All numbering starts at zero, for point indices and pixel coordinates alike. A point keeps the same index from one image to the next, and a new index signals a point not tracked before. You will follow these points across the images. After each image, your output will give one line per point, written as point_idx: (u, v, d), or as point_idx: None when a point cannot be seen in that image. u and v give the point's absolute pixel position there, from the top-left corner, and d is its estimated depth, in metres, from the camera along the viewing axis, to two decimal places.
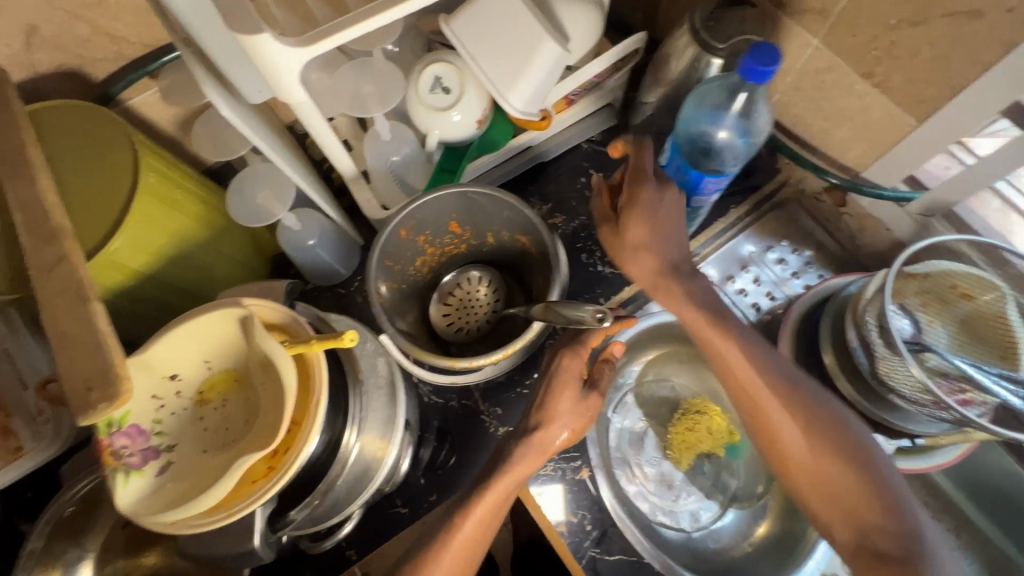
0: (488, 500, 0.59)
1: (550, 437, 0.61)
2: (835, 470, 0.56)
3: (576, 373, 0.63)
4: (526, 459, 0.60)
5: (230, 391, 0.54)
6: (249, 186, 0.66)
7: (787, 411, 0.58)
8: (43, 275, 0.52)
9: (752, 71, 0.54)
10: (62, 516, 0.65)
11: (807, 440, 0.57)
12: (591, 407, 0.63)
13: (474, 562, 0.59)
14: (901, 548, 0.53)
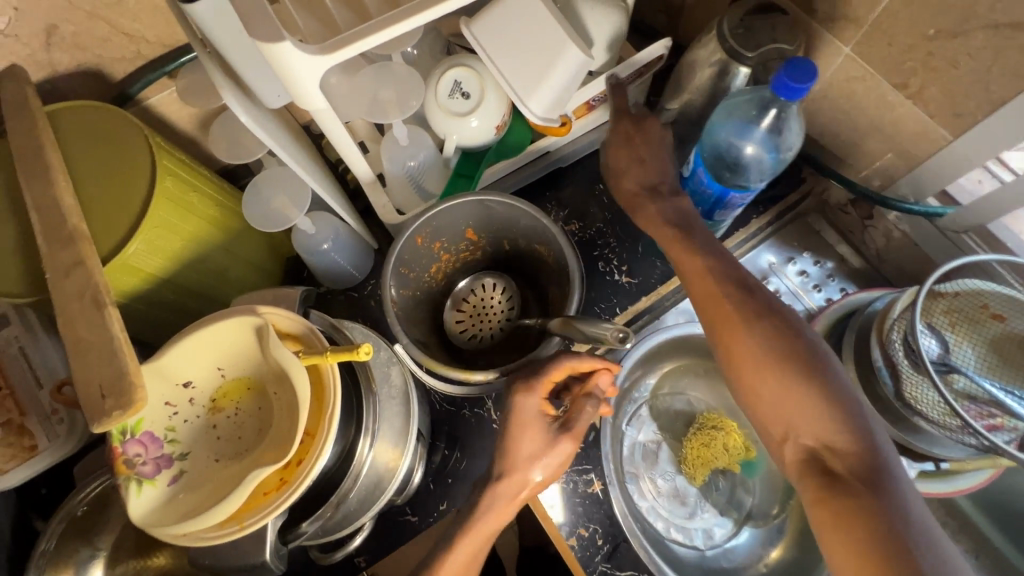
0: (472, 540, 0.55)
1: (517, 485, 0.57)
2: (796, 393, 0.50)
3: (535, 414, 0.57)
4: (493, 510, 0.56)
5: (243, 399, 0.53)
6: (265, 189, 0.65)
7: (750, 326, 0.53)
8: (60, 278, 0.51)
9: (786, 87, 0.53)
10: (75, 515, 0.66)
11: (766, 348, 0.52)
12: (561, 452, 0.57)
13: None
14: (857, 467, 0.46)
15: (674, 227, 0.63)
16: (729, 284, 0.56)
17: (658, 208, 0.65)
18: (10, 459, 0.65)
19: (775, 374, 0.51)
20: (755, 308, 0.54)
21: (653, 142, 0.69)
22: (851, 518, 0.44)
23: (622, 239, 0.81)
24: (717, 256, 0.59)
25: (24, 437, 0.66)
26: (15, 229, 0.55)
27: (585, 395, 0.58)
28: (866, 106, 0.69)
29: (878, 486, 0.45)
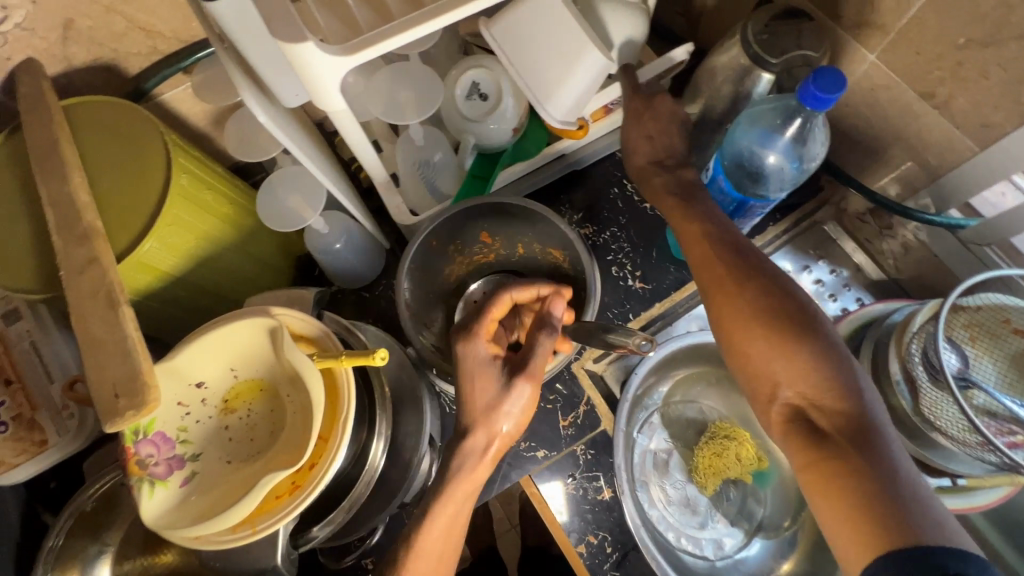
0: (448, 504, 0.52)
1: (480, 441, 0.53)
2: (787, 350, 0.47)
3: (483, 359, 0.55)
4: (462, 472, 0.53)
5: (255, 400, 0.53)
6: (280, 188, 0.65)
7: (746, 282, 0.51)
8: (74, 276, 0.51)
9: (813, 96, 0.52)
10: (84, 510, 0.66)
11: (757, 307, 0.50)
12: (522, 396, 0.54)
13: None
14: (847, 426, 0.44)
15: (677, 195, 0.62)
16: (725, 246, 0.55)
17: (663, 177, 0.64)
18: (19, 454, 0.65)
19: (763, 331, 0.48)
20: (747, 267, 0.52)
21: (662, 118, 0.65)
22: (843, 482, 0.42)
23: (636, 244, 0.80)
24: (714, 221, 0.57)
25: (33, 432, 0.66)
26: (29, 225, 0.55)
27: (538, 326, 0.56)
28: (889, 114, 0.68)
29: (869, 446, 0.42)
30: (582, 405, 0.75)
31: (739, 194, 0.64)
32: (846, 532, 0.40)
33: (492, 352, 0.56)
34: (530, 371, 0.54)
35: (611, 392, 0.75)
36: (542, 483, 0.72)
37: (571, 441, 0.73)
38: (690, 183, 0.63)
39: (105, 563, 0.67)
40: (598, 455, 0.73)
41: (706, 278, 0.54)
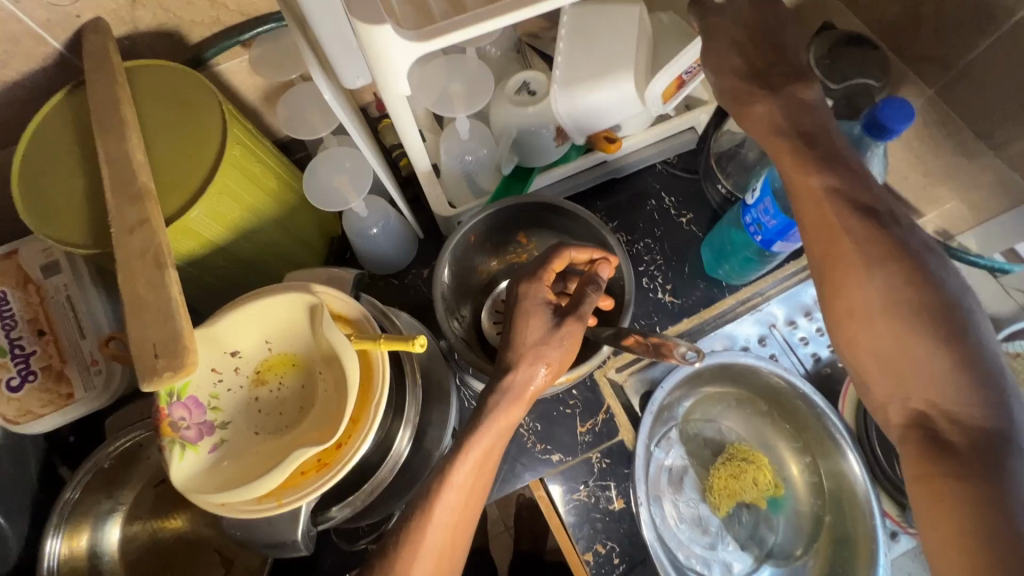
0: (477, 465, 0.52)
1: (526, 380, 0.54)
2: (919, 349, 0.44)
3: (541, 301, 0.57)
4: (500, 409, 0.53)
5: (286, 374, 0.53)
6: (325, 168, 0.65)
7: (877, 268, 0.46)
8: (124, 235, 0.51)
9: (879, 127, 0.50)
10: (102, 468, 0.65)
11: (888, 296, 0.45)
12: (568, 336, 0.55)
13: (456, 560, 0.53)
14: (981, 442, 0.42)
15: (794, 134, 0.51)
16: (857, 219, 0.47)
17: (769, 105, 0.51)
18: (45, 405, 0.66)
19: (892, 325, 0.45)
20: (879, 250, 0.46)
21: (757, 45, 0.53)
22: (958, 500, 0.41)
23: (669, 257, 0.80)
24: (846, 173, 0.49)
25: (61, 384, 0.67)
26: (82, 180, 0.55)
27: (586, 281, 0.58)
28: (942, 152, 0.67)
29: (1000, 467, 0.41)
30: (601, 413, 0.74)
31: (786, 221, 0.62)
32: (957, 552, 0.40)
33: (549, 296, 0.57)
34: (578, 312, 0.56)
35: (630, 404, 0.76)
36: (555, 489, 0.72)
37: (587, 449, 0.73)
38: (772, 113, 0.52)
39: (115, 522, 0.67)
40: (611, 466, 0.72)
41: (823, 255, 0.49)
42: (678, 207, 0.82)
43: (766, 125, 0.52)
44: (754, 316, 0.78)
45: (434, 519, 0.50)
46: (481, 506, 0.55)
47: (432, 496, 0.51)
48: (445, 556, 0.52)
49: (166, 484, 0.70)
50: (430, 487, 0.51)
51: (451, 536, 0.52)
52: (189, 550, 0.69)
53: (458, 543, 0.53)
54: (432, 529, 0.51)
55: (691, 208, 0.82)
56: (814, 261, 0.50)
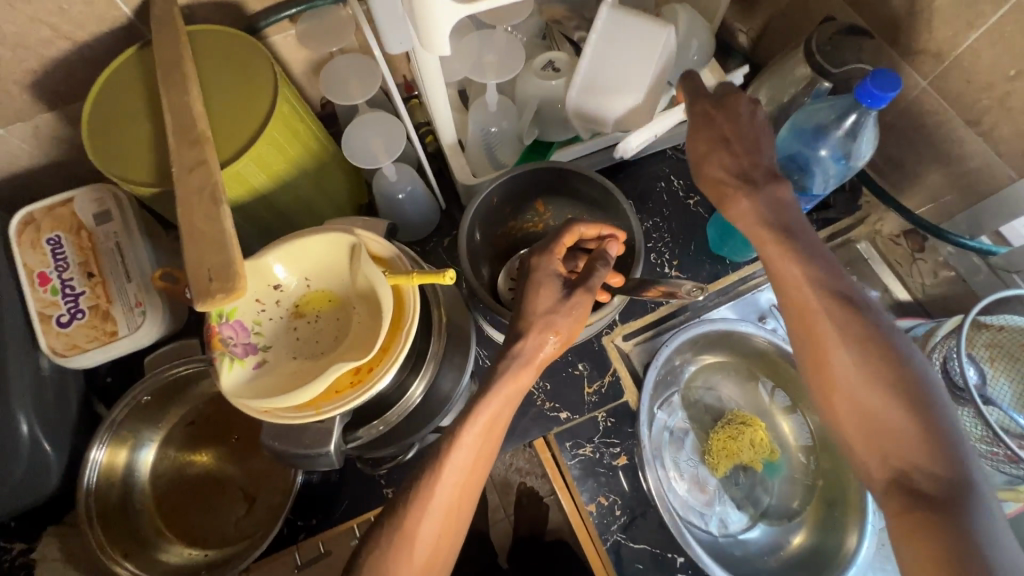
0: (491, 405, 0.57)
1: (537, 346, 0.58)
2: (887, 410, 0.51)
3: (553, 274, 0.61)
4: (510, 370, 0.57)
5: (323, 308, 0.58)
6: (362, 131, 0.70)
7: (844, 339, 0.54)
8: (183, 173, 0.57)
9: (869, 95, 0.55)
10: (139, 401, 0.70)
11: (857, 362, 0.53)
12: (578, 305, 0.59)
13: (463, 522, 0.58)
14: (948, 497, 0.47)
15: (777, 225, 0.57)
16: (826, 292, 0.55)
17: (752, 201, 0.58)
18: (91, 341, 0.71)
19: (869, 398, 0.52)
20: (848, 321, 0.54)
21: (742, 123, 0.60)
22: (925, 543, 0.46)
23: (676, 236, 0.85)
24: (817, 259, 0.56)
25: (107, 322, 0.72)
26: (146, 126, 0.61)
27: (597, 256, 0.62)
28: (933, 140, 0.73)
29: (965, 520, 0.46)
30: (608, 375, 0.78)
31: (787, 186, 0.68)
32: None
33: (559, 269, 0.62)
34: (587, 284, 0.60)
35: (636, 369, 0.80)
36: (560, 442, 0.76)
37: (593, 408, 0.77)
38: (749, 152, 0.59)
39: (151, 449, 0.73)
40: (615, 423, 0.76)
41: (799, 326, 0.56)
42: (686, 189, 0.87)
43: (753, 217, 0.58)
44: (757, 294, 0.83)
45: (440, 483, 0.55)
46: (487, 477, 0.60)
47: (444, 454, 0.56)
48: (454, 503, 0.57)
49: (197, 423, 0.75)
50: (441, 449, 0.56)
51: (457, 501, 0.57)
52: (213, 483, 0.73)
53: (461, 523, 0.58)
54: (441, 486, 0.55)
55: (698, 191, 0.87)
56: (795, 330, 0.57)
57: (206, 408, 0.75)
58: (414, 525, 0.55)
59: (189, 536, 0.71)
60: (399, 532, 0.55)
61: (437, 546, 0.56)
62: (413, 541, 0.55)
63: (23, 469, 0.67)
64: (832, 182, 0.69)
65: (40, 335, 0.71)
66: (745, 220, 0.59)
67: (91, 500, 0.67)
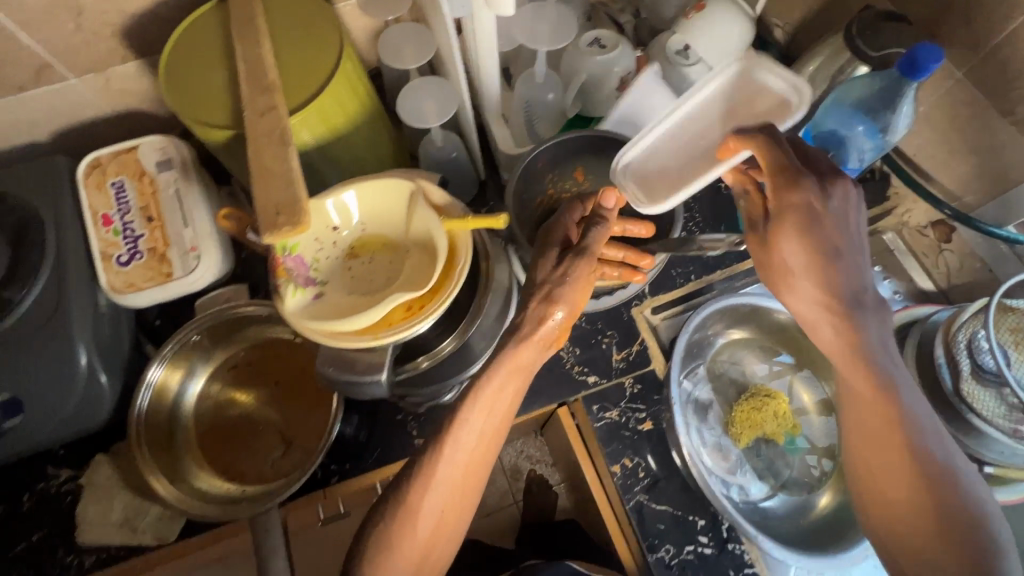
0: (509, 369, 0.60)
1: (545, 315, 0.60)
2: (933, 541, 0.52)
3: (556, 241, 0.63)
4: (521, 340, 0.60)
5: (378, 252, 0.61)
6: (415, 94, 0.74)
7: (905, 462, 0.54)
8: (255, 117, 0.61)
9: (914, 66, 0.59)
10: (189, 340, 0.74)
11: (908, 483, 0.54)
12: (576, 269, 0.61)
13: (469, 499, 0.62)
14: None
15: (856, 343, 0.56)
16: (901, 416, 0.54)
17: (836, 330, 0.57)
18: (148, 280, 0.76)
19: (917, 525, 0.53)
20: (912, 445, 0.54)
21: (836, 228, 0.56)
22: None
23: (708, 216, 0.87)
24: (900, 382, 0.55)
25: (163, 264, 0.77)
26: (219, 74, 0.65)
27: (594, 220, 0.63)
28: (965, 131, 0.75)
29: None
30: (636, 344, 0.81)
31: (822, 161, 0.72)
32: None
33: (568, 234, 0.64)
34: (583, 247, 0.61)
35: (662, 341, 0.82)
36: (587, 405, 0.78)
37: (621, 374, 0.79)
38: (843, 253, 0.56)
39: (197, 386, 0.77)
40: (642, 390, 0.79)
41: (862, 439, 0.58)
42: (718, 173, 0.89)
43: (843, 338, 0.57)
44: None
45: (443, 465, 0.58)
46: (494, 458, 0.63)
47: (446, 430, 0.59)
48: (458, 485, 0.60)
49: (241, 366, 0.78)
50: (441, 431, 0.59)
51: (460, 482, 0.60)
52: (250, 424, 0.77)
53: (465, 508, 0.62)
54: (446, 462, 0.59)
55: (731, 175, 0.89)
56: (855, 444, 0.59)
57: (250, 353, 0.79)
58: (417, 502, 0.59)
59: (226, 470, 0.75)
60: (403, 506, 0.58)
61: (439, 522, 0.59)
62: (416, 516, 0.58)
63: (81, 394, 0.71)
64: (867, 158, 0.71)
65: (102, 272, 0.75)
66: (826, 336, 0.58)
67: (141, 425, 0.71)
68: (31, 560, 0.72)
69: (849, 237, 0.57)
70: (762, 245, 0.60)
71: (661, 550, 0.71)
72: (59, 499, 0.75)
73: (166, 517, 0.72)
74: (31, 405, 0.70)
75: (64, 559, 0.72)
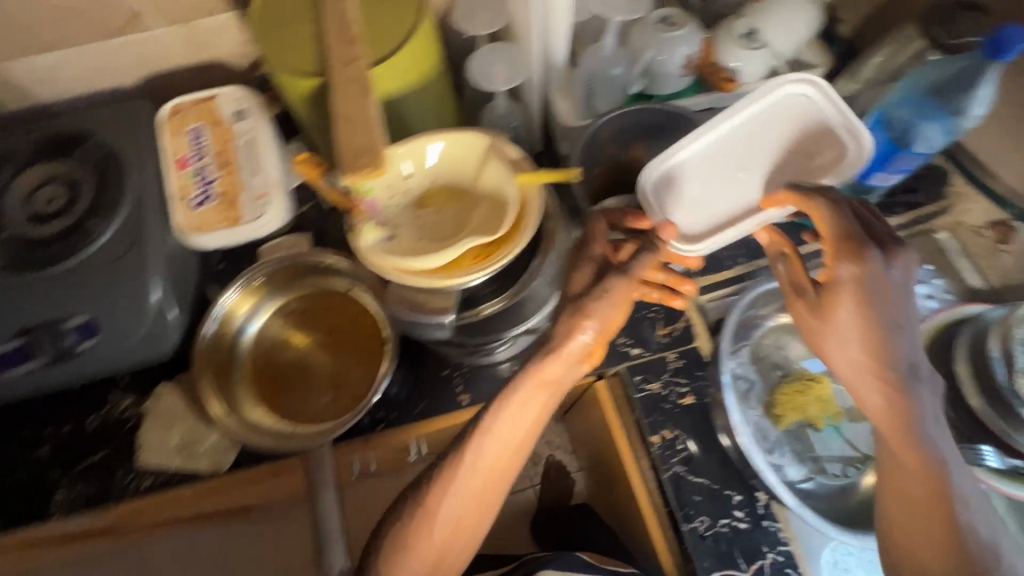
0: (536, 377, 0.62)
1: (572, 331, 0.61)
2: None
3: (589, 260, 0.64)
4: (549, 355, 0.61)
5: (446, 204, 0.64)
6: (487, 59, 0.76)
7: (935, 532, 0.57)
8: (339, 66, 0.63)
9: (1000, 44, 0.60)
10: (254, 281, 0.79)
11: (939, 553, 0.57)
12: (611, 288, 0.61)
13: (489, 507, 0.65)
14: None
15: (904, 416, 0.58)
16: (936, 487, 0.57)
17: (885, 400, 0.59)
18: (217, 222, 0.79)
19: None
20: (944, 519, 0.57)
21: (898, 303, 0.57)
22: None
23: None
24: (938, 456, 0.58)
25: (232, 208, 0.80)
26: (306, 25, 0.67)
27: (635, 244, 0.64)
28: None
29: None
30: (681, 321, 0.82)
31: (890, 143, 0.71)
32: None
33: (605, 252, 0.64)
34: (622, 268, 0.61)
35: (708, 321, 0.83)
36: (629, 375, 0.79)
37: (665, 348, 0.80)
38: (902, 327, 0.58)
39: (255, 328, 0.81)
40: (684, 365, 0.79)
41: (898, 503, 0.60)
42: None
43: (885, 408, 0.59)
44: None
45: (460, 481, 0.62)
46: (513, 473, 0.65)
47: (468, 438, 0.63)
48: (479, 494, 0.63)
49: (296, 313, 0.82)
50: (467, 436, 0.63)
51: (481, 492, 0.63)
52: (303, 367, 0.80)
53: (485, 520, 0.65)
54: (466, 467, 0.63)
55: None
56: (889, 507, 0.61)
57: (310, 300, 0.82)
58: (435, 504, 0.63)
59: (277, 407, 0.78)
60: (422, 507, 0.63)
61: (456, 527, 0.63)
62: (433, 517, 0.62)
63: (148, 324, 0.75)
64: (936, 145, 0.71)
65: (176, 211, 0.80)
66: (872, 403, 0.60)
67: (204, 352, 0.75)
68: (92, 477, 0.77)
69: (903, 310, 0.58)
70: (813, 311, 0.62)
71: (695, 520, 0.72)
72: (122, 424, 0.79)
73: (222, 445, 0.76)
74: (102, 331, 0.74)
75: (122, 480, 0.76)
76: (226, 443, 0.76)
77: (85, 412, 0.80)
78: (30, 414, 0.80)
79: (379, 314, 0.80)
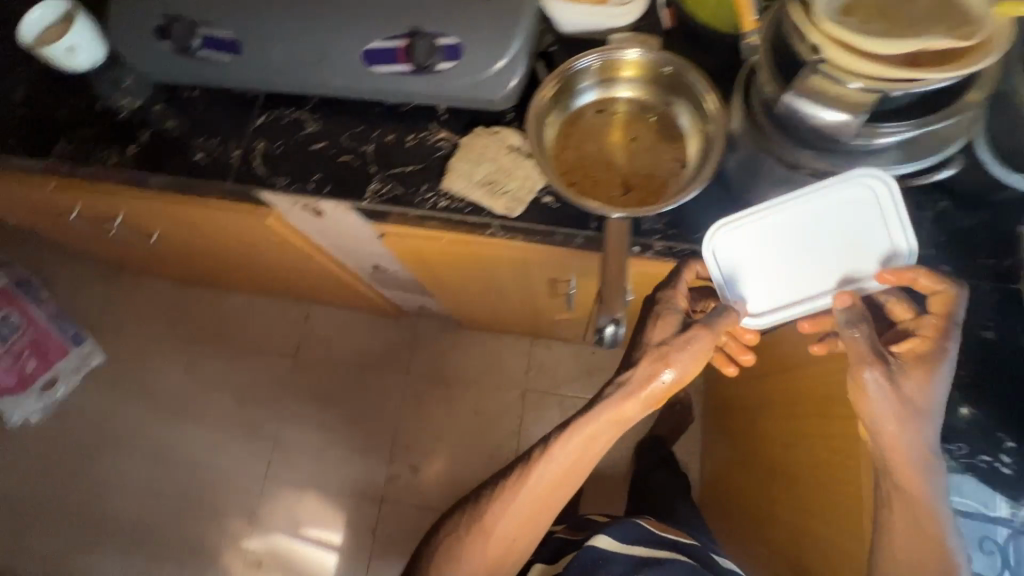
0: (621, 394, 0.77)
1: (652, 372, 0.76)
2: None
3: (672, 318, 0.77)
4: (620, 391, 0.77)
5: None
6: None
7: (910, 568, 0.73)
8: None
9: None
10: (623, 56, 0.84)
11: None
12: (694, 341, 0.74)
13: (542, 514, 0.86)
14: None
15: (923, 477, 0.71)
16: (925, 537, 0.72)
17: (913, 457, 0.71)
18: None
19: None
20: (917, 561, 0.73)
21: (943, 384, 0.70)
22: None
23: None
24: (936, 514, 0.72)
25: None
26: None
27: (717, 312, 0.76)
28: None
29: None
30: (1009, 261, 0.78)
31: None
32: None
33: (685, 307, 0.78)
34: (703, 328, 0.75)
35: None
36: None
37: (982, 280, 0.78)
38: (933, 405, 0.70)
39: (584, 98, 0.87)
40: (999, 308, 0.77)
41: (890, 544, 0.73)
42: None
43: (911, 467, 0.71)
44: None
45: (523, 492, 0.84)
46: (574, 479, 0.86)
47: (536, 462, 0.83)
48: (537, 503, 0.85)
49: (630, 106, 0.86)
50: (539, 457, 0.84)
51: (540, 499, 0.85)
52: (605, 149, 0.85)
53: (535, 527, 0.87)
54: (528, 490, 0.84)
55: None
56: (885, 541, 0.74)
57: (646, 107, 0.86)
58: (490, 524, 0.85)
59: (559, 164, 0.84)
60: (479, 525, 0.86)
61: (507, 542, 0.86)
62: (489, 532, 0.85)
63: (498, 67, 0.82)
64: None
65: None
66: (902, 465, 0.71)
67: (552, 85, 0.83)
68: (400, 182, 0.89)
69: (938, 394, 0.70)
70: (885, 379, 0.70)
71: (954, 444, 0.73)
72: (434, 150, 0.90)
73: (518, 197, 0.85)
74: (462, 58, 0.83)
75: (424, 195, 0.88)
76: (522, 196, 0.85)
77: (406, 131, 0.92)
78: (366, 115, 0.94)
79: (693, 136, 0.83)
